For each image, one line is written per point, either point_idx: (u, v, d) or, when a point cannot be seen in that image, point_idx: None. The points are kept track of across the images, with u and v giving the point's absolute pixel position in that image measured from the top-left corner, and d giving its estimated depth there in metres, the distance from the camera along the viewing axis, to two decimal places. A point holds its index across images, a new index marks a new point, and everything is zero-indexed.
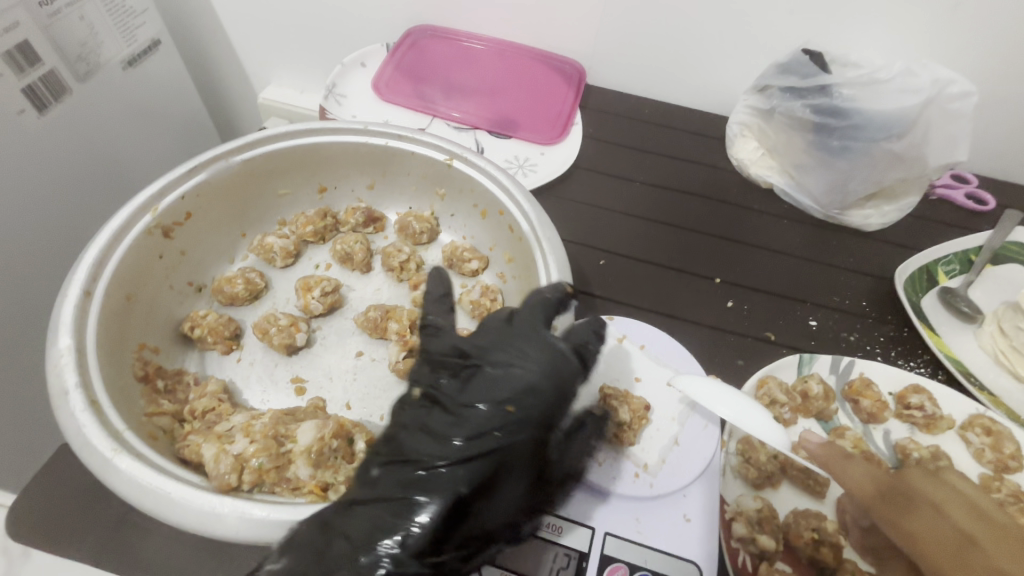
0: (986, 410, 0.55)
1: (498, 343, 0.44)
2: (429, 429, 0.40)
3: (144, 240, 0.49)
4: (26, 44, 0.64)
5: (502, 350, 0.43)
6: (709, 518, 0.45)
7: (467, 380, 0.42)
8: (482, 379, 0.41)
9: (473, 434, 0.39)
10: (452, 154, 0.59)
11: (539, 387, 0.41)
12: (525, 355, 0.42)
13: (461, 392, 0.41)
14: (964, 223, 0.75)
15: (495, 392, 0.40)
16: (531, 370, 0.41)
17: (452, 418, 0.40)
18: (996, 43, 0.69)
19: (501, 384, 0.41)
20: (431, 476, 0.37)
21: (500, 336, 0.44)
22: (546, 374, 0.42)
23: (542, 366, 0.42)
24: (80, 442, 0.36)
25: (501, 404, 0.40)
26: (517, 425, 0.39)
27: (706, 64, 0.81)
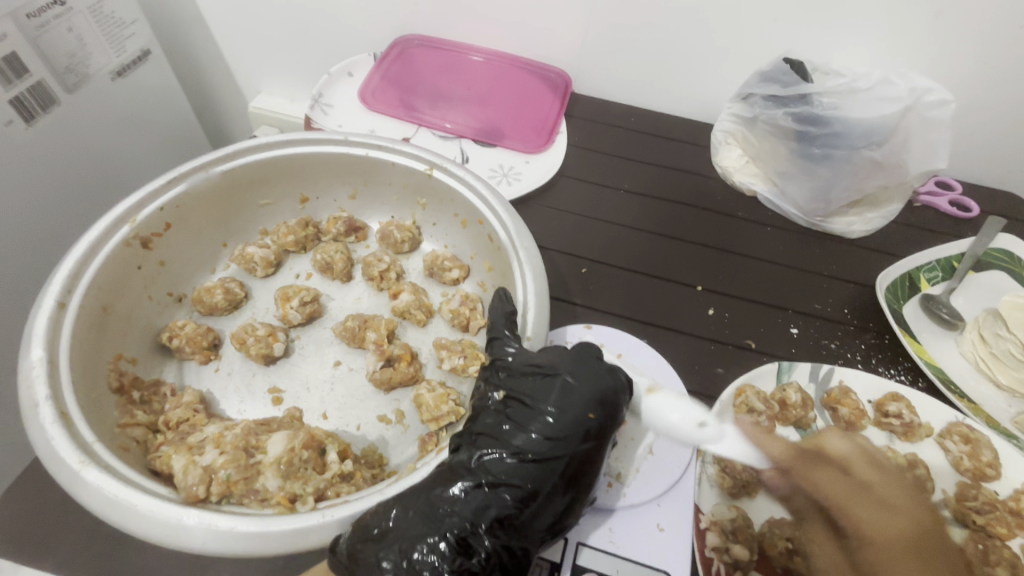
0: (965, 418, 0.55)
1: (570, 354, 0.45)
2: (510, 425, 0.41)
3: (122, 251, 0.49)
4: (13, 57, 0.65)
5: (578, 361, 0.44)
6: (683, 527, 0.45)
7: (542, 382, 0.43)
8: (559, 387, 0.42)
9: (550, 436, 0.40)
10: (432, 164, 0.59)
11: (609, 399, 0.42)
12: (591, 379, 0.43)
13: (541, 397, 0.42)
14: (946, 230, 0.75)
15: (569, 399, 0.41)
16: (592, 395, 0.42)
17: (524, 422, 0.41)
18: (975, 52, 0.69)
19: (574, 391, 0.42)
20: (512, 472, 0.39)
21: (573, 351, 0.45)
22: (613, 387, 0.43)
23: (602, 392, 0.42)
24: (49, 454, 0.36)
25: (558, 422, 0.40)
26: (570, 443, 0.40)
27: (690, 73, 0.81)
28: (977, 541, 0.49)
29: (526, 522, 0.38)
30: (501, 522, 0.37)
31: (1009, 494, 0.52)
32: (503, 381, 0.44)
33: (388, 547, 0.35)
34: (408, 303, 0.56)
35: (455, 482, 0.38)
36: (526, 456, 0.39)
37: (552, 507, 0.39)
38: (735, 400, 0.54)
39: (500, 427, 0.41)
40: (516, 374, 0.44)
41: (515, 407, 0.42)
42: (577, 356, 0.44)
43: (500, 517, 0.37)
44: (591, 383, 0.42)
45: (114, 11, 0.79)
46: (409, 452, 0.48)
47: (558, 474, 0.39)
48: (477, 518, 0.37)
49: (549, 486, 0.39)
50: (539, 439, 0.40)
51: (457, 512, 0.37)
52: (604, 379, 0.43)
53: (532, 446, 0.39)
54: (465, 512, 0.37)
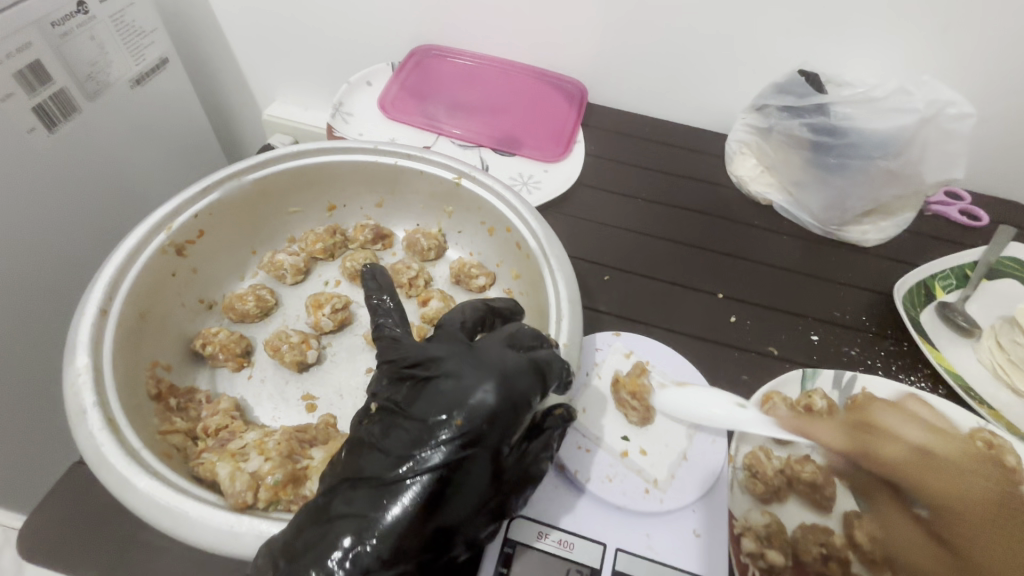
0: (987, 424, 0.56)
1: (464, 358, 0.41)
2: (414, 425, 0.38)
3: (158, 258, 0.50)
4: (38, 65, 0.65)
5: (460, 359, 0.41)
6: (717, 532, 0.46)
7: (423, 388, 0.40)
8: (436, 388, 0.39)
9: (440, 417, 0.38)
10: (461, 172, 0.60)
11: (525, 375, 0.40)
12: (482, 356, 0.41)
13: (445, 395, 0.39)
14: (959, 239, 0.76)
15: (454, 402, 0.38)
16: (486, 365, 0.40)
17: (425, 430, 0.38)
18: (988, 64, 0.71)
19: (481, 374, 0.39)
20: (427, 444, 0.37)
21: (490, 356, 0.41)
22: (507, 382, 0.39)
23: (495, 365, 0.40)
24: (98, 459, 0.37)
25: (448, 415, 0.38)
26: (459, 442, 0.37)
27: (705, 83, 0.83)
28: None
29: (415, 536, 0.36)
30: (441, 485, 0.36)
31: None
32: (386, 391, 0.42)
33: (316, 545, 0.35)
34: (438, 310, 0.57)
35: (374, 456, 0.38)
36: (462, 438, 0.37)
37: (479, 489, 0.38)
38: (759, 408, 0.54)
39: (384, 432, 0.39)
40: (408, 382, 0.41)
41: (391, 416, 0.40)
42: (479, 353, 0.41)
43: (438, 488, 0.36)
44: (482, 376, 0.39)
45: (134, 20, 0.79)
46: None
47: (487, 445, 0.38)
48: (412, 501, 0.36)
49: (474, 456, 0.37)
50: (436, 442, 0.37)
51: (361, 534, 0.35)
52: (499, 372, 0.40)
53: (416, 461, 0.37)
54: (395, 501, 0.36)
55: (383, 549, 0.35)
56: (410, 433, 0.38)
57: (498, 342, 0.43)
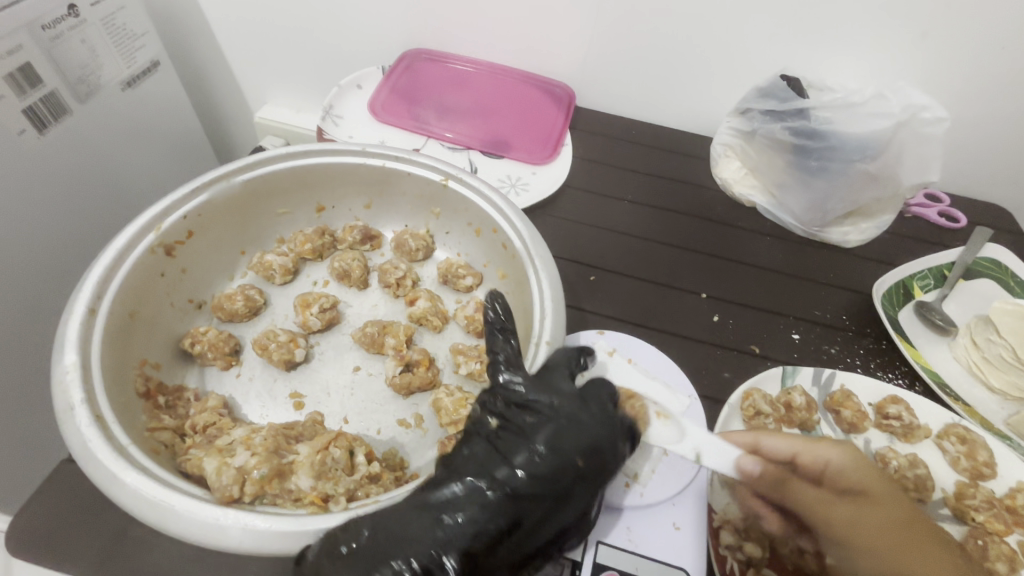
0: (961, 420, 0.57)
1: (581, 404, 0.42)
2: (517, 453, 0.40)
3: (147, 259, 0.50)
4: (28, 67, 0.66)
5: (575, 403, 0.42)
6: (697, 526, 0.47)
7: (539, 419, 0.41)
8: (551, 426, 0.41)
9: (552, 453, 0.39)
10: (447, 174, 0.61)
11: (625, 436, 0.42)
12: (594, 404, 0.42)
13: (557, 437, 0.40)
14: (937, 240, 0.78)
15: (562, 438, 0.40)
16: (597, 421, 0.41)
17: (528, 465, 0.39)
18: (964, 69, 0.72)
19: (595, 428, 0.41)
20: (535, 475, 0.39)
21: (603, 410, 0.42)
22: (613, 440, 0.41)
23: (604, 422, 0.42)
24: (85, 455, 0.38)
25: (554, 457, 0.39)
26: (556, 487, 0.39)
27: (690, 87, 0.84)
28: (977, 537, 0.51)
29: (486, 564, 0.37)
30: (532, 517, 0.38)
31: (1005, 492, 0.54)
32: (499, 410, 0.43)
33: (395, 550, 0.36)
34: (425, 309, 0.58)
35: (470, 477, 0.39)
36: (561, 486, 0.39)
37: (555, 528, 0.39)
38: (742, 403, 0.56)
39: (492, 452, 0.40)
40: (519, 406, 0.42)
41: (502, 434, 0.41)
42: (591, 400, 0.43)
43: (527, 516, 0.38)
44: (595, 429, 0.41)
45: (126, 23, 0.80)
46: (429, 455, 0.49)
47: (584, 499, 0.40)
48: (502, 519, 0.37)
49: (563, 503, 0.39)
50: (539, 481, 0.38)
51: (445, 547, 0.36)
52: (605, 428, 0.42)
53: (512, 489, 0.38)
54: (487, 522, 0.37)
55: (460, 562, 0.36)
56: (510, 462, 0.39)
57: (609, 392, 0.44)
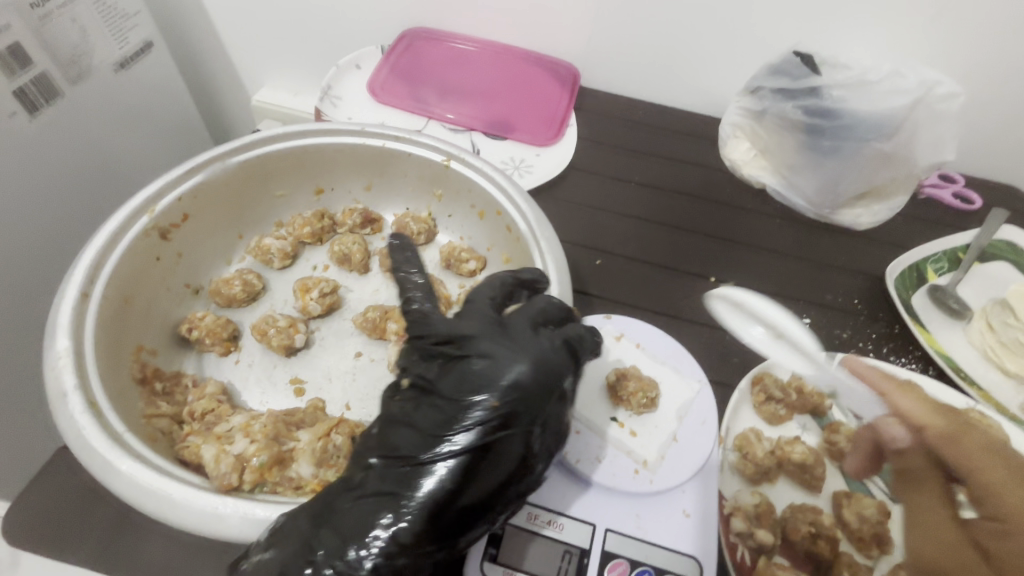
0: (976, 404, 0.56)
1: (496, 334, 0.41)
2: (442, 403, 0.38)
3: (141, 242, 0.49)
4: (17, 48, 0.64)
5: (491, 334, 0.41)
6: (708, 512, 0.46)
7: (456, 365, 0.40)
8: (468, 367, 0.39)
9: (475, 394, 0.38)
10: (449, 154, 0.59)
11: (557, 357, 0.40)
12: (513, 335, 0.41)
13: (475, 377, 0.38)
14: (951, 222, 0.76)
15: (480, 377, 0.38)
16: (521, 348, 0.40)
17: (455, 407, 0.38)
18: (983, 44, 0.70)
19: (515, 354, 0.39)
20: (461, 420, 0.37)
21: (521, 337, 0.41)
22: (539, 362, 0.39)
23: (528, 347, 0.40)
24: (80, 443, 0.37)
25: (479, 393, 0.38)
26: (490, 422, 0.37)
27: (698, 66, 0.82)
28: None
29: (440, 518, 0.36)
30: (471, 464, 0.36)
31: None
32: (415, 366, 0.42)
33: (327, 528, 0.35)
34: (427, 294, 0.57)
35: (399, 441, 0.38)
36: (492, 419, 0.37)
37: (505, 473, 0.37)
38: (752, 388, 0.54)
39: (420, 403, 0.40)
40: (439, 359, 0.41)
41: (429, 390, 0.40)
42: (508, 331, 0.41)
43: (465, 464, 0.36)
44: (517, 357, 0.39)
45: (116, 1, 0.78)
46: None
47: (524, 428, 0.38)
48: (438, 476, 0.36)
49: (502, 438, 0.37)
50: (467, 423, 0.37)
51: (393, 511, 0.35)
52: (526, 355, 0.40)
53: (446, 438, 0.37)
54: (424, 478, 0.36)
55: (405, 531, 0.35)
56: (440, 412, 0.38)
57: (530, 317, 0.43)
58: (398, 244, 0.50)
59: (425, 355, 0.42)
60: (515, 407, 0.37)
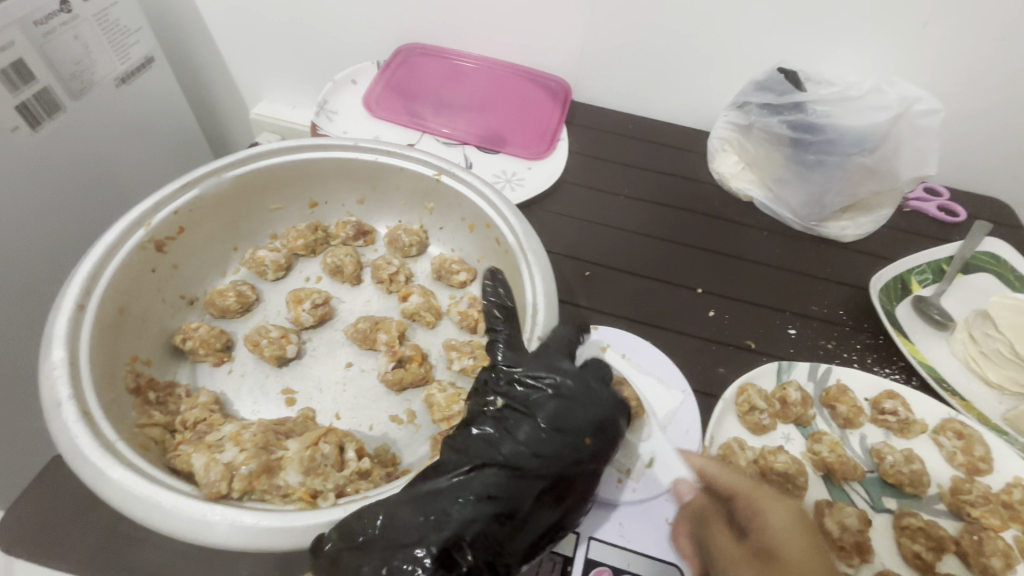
0: (958, 415, 0.57)
1: (578, 378, 0.45)
2: (523, 428, 0.41)
3: (137, 255, 0.50)
4: (20, 64, 0.65)
5: (574, 378, 0.45)
6: (691, 521, 0.46)
7: (546, 395, 0.43)
8: (553, 402, 0.43)
9: (559, 427, 0.42)
10: (441, 169, 0.61)
11: (622, 413, 0.46)
12: (591, 385, 0.46)
13: (557, 412, 0.42)
14: (936, 235, 0.78)
15: (571, 414, 0.43)
16: (602, 399, 0.45)
17: (536, 434, 0.41)
18: (962, 62, 0.72)
19: (597, 403, 0.44)
20: (541, 445, 0.40)
21: (599, 388, 0.46)
22: (612, 411, 0.44)
23: (607, 399, 0.45)
24: (73, 452, 0.38)
25: (563, 429, 0.42)
26: (567, 458, 0.41)
27: (687, 81, 0.84)
28: (972, 532, 0.51)
29: (504, 537, 0.37)
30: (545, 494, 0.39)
31: (1002, 487, 0.54)
32: (500, 388, 0.44)
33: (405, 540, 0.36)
34: (417, 305, 0.58)
35: (477, 456, 0.40)
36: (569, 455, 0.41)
37: (559, 511, 0.40)
38: (737, 399, 0.56)
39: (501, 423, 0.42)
40: (527, 385, 0.44)
41: (515, 413, 0.43)
42: (585, 379, 0.46)
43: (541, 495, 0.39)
44: (596, 407, 0.44)
45: (118, 18, 0.80)
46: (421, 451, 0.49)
47: (593, 467, 0.42)
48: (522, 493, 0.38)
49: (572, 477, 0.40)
50: (548, 453, 0.40)
51: (463, 522, 0.36)
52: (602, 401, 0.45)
53: (525, 461, 0.39)
54: (497, 496, 0.38)
55: (473, 545, 0.36)
56: (520, 434, 0.41)
57: (605, 373, 0.48)
58: (494, 277, 0.56)
59: (502, 381, 0.45)
60: (588, 452, 0.42)
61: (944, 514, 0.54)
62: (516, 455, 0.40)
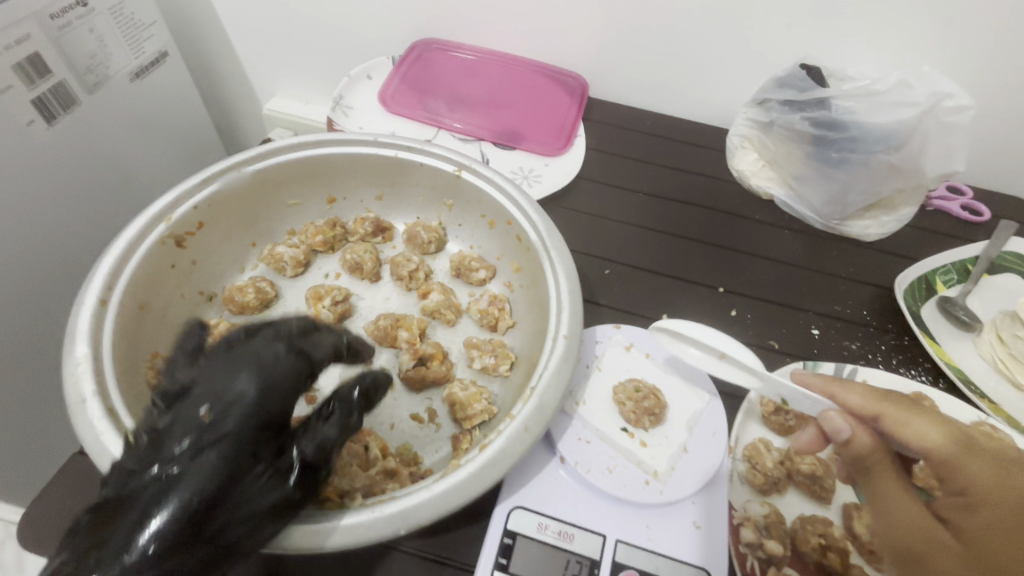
0: (987, 418, 0.56)
1: (232, 357, 0.39)
2: (178, 430, 0.36)
3: (157, 250, 0.50)
4: (36, 57, 0.65)
5: (252, 357, 0.39)
6: (718, 524, 0.46)
7: (189, 397, 0.38)
8: (190, 401, 0.37)
9: (217, 417, 0.36)
10: (461, 165, 0.60)
11: (287, 369, 0.39)
12: (251, 354, 0.39)
13: (215, 396, 0.37)
14: (961, 234, 0.76)
15: (262, 395, 0.38)
16: (249, 361, 0.38)
17: (180, 431, 0.36)
18: (991, 58, 0.70)
19: (245, 376, 0.38)
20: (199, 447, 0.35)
21: (252, 351, 0.39)
22: (279, 379, 0.39)
23: (258, 359, 0.39)
24: (97, 450, 0.37)
25: (202, 409, 0.37)
26: (204, 440, 0.35)
27: (707, 77, 0.83)
28: None
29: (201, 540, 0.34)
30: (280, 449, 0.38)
31: None
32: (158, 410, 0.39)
33: (139, 514, 0.33)
34: (438, 302, 0.57)
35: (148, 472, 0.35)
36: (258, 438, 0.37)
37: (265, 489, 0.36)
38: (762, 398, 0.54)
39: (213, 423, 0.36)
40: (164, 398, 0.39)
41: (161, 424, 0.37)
42: (233, 349, 0.40)
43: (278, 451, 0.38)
44: (247, 375, 0.38)
45: (133, 13, 0.79)
46: (442, 451, 0.49)
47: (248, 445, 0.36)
48: (237, 457, 0.35)
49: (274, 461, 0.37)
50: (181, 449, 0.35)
51: (161, 544, 0.32)
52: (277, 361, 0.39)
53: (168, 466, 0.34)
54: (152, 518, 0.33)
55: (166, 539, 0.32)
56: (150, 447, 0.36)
57: (268, 334, 0.41)
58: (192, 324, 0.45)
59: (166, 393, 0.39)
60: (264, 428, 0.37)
61: None
62: (192, 433, 0.36)
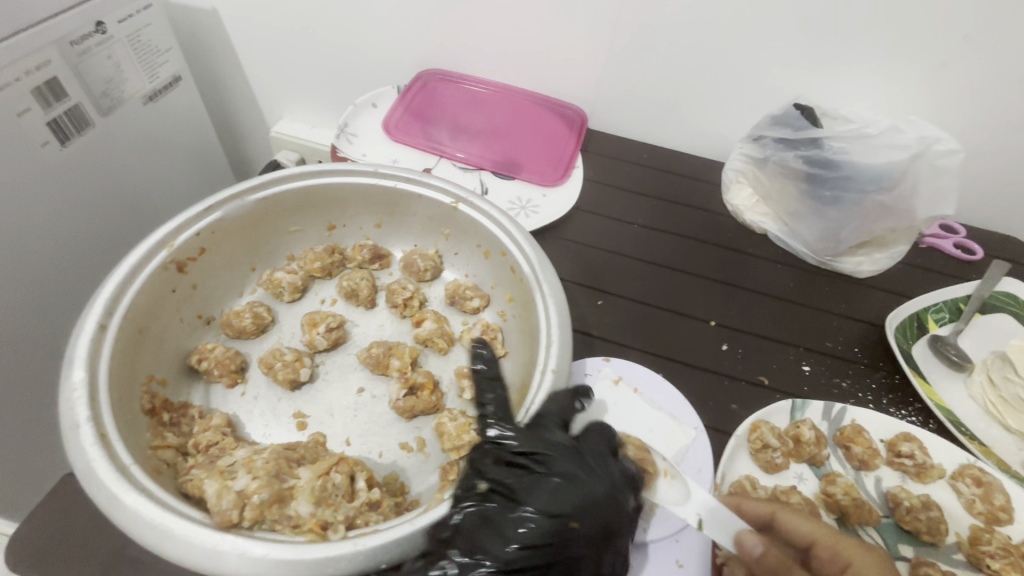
0: (977, 461, 0.56)
1: (559, 446, 0.44)
2: (534, 505, 0.40)
3: (159, 275, 0.51)
4: (54, 81, 0.67)
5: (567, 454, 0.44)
6: (701, 565, 0.47)
7: (532, 479, 0.42)
8: (548, 485, 0.41)
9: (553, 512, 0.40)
10: (458, 197, 0.61)
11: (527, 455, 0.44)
12: (557, 445, 0.44)
13: (556, 477, 0.42)
14: (953, 272, 0.77)
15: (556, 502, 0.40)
16: (568, 455, 0.44)
17: (508, 520, 0.40)
18: (981, 102, 0.72)
19: (571, 465, 0.43)
20: (552, 515, 0.40)
21: (557, 441, 0.45)
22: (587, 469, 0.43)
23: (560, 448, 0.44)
24: (87, 475, 0.38)
25: (525, 506, 0.40)
26: (543, 531, 0.39)
27: (703, 113, 0.85)
28: None
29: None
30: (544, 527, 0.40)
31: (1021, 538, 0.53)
32: (489, 473, 0.43)
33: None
34: (430, 331, 0.58)
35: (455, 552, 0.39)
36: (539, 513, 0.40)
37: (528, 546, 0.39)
38: (748, 436, 0.56)
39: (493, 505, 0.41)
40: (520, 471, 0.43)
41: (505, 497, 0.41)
42: (564, 447, 0.44)
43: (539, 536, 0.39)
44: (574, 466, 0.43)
45: (150, 39, 0.82)
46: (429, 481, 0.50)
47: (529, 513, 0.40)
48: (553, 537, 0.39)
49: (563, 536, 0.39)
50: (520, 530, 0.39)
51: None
52: (560, 450, 0.44)
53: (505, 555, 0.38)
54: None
55: None
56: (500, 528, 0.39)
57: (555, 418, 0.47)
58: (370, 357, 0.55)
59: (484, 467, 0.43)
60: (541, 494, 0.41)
61: (962, 565, 0.52)
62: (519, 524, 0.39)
